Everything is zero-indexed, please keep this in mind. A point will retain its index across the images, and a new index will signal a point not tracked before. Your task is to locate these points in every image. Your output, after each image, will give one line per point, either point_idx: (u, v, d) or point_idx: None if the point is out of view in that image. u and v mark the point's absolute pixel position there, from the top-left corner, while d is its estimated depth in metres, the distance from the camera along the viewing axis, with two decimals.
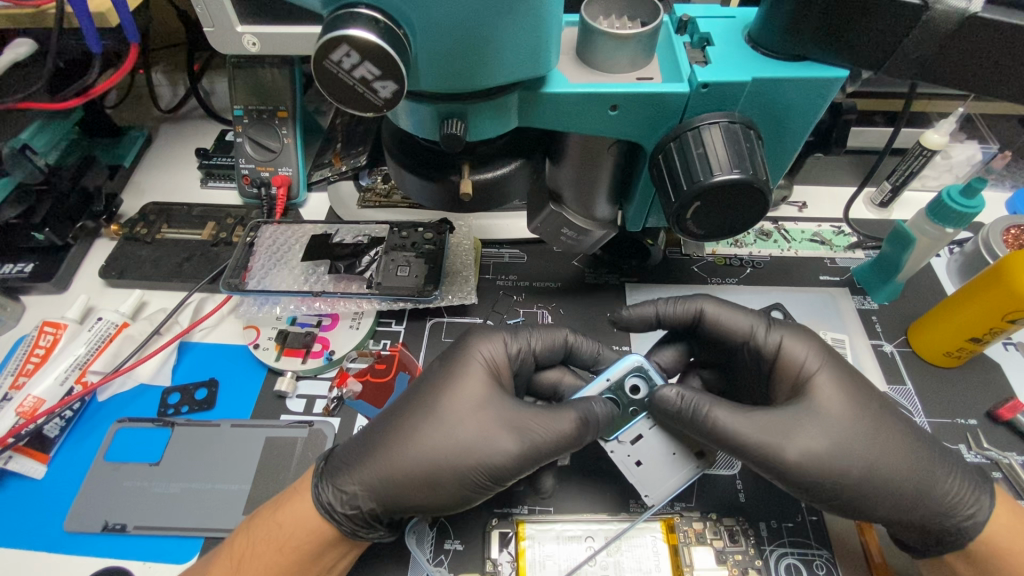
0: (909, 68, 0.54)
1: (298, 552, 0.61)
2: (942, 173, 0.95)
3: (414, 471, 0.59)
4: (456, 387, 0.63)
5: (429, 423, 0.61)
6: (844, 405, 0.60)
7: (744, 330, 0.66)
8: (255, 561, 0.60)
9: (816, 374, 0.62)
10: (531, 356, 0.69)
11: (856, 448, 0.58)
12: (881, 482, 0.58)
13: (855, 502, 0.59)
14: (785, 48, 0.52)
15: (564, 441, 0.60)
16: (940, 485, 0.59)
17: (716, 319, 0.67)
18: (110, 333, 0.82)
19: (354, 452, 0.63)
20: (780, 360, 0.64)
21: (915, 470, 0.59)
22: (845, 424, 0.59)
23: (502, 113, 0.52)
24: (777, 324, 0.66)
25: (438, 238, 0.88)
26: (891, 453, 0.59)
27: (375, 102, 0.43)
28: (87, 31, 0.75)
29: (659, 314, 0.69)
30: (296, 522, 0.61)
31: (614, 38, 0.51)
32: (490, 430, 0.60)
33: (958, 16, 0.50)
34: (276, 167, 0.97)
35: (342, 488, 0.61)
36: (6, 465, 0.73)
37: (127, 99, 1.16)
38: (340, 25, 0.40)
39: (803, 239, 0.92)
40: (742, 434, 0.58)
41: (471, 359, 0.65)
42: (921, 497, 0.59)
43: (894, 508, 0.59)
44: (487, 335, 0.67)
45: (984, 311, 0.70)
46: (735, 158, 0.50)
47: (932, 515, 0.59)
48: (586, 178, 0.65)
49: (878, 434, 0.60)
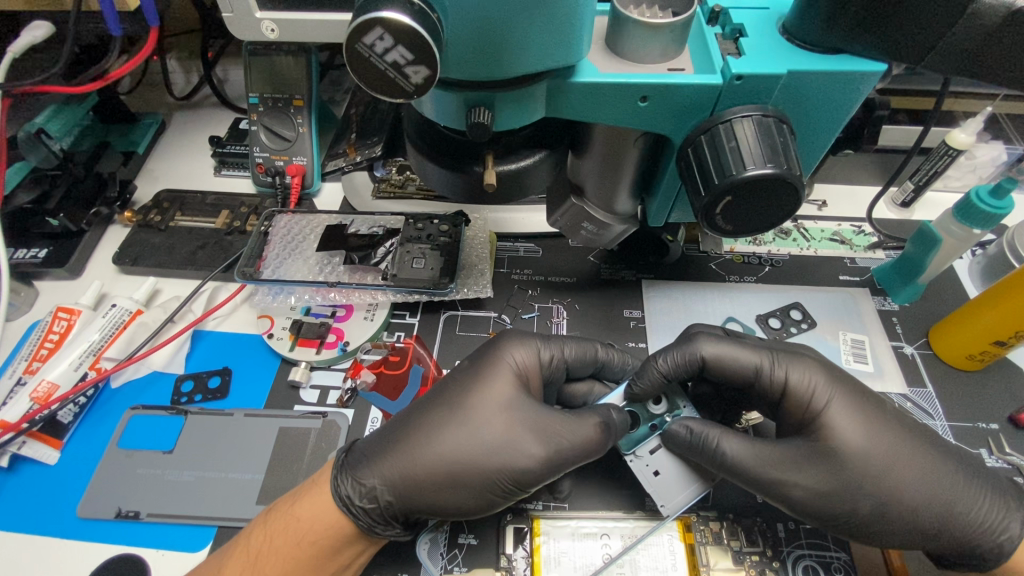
0: (948, 64, 0.52)
1: (316, 547, 0.60)
2: (966, 173, 0.93)
3: (437, 469, 0.59)
4: (482, 386, 0.62)
5: (455, 421, 0.61)
6: (857, 437, 0.59)
7: (749, 364, 0.63)
8: (272, 558, 0.60)
9: (827, 407, 0.60)
10: (563, 365, 0.68)
11: (873, 478, 0.58)
12: (897, 513, 0.58)
13: (879, 531, 0.58)
14: (820, 40, 0.51)
15: (592, 450, 0.60)
16: (970, 510, 0.58)
17: (719, 362, 0.64)
18: (124, 320, 0.81)
19: (375, 446, 0.62)
20: (789, 395, 0.62)
21: (937, 498, 0.58)
22: (861, 453, 0.58)
23: (531, 103, 0.51)
24: (781, 356, 0.63)
25: (453, 230, 0.86)
26: (908, 483, 0.58)
27: (406, 88, 0.42)
28: (106, 12, 0.74)
29: (666, 374, 0.63)
30: (314, 515, 0.61)
31: (646, 27, 0.49)
32: (518, 433, 0.60)
33: (1005, 9, 0.48)
34: (291, 156, 0.96)
35: (362, 482, 0.60)
36: (20, 451, 0.73)
37: (140, 85, 1.15)
38: (374, 7, 0.39)
39: (823, 239, 0.90)
40: (752, 467, 0.59)
41: (499, 360, 0.64)
42: (945, 528, 0.58)
43: (918, 534, 0.58)
44: (521, 340, 0.67)
45: (1009, 315, 0.69)
46: (769, 153, 0.49)
47: (963, 539, 0.58)
48: (610, 170, 0.64)
49: (894, 464, 0.58)
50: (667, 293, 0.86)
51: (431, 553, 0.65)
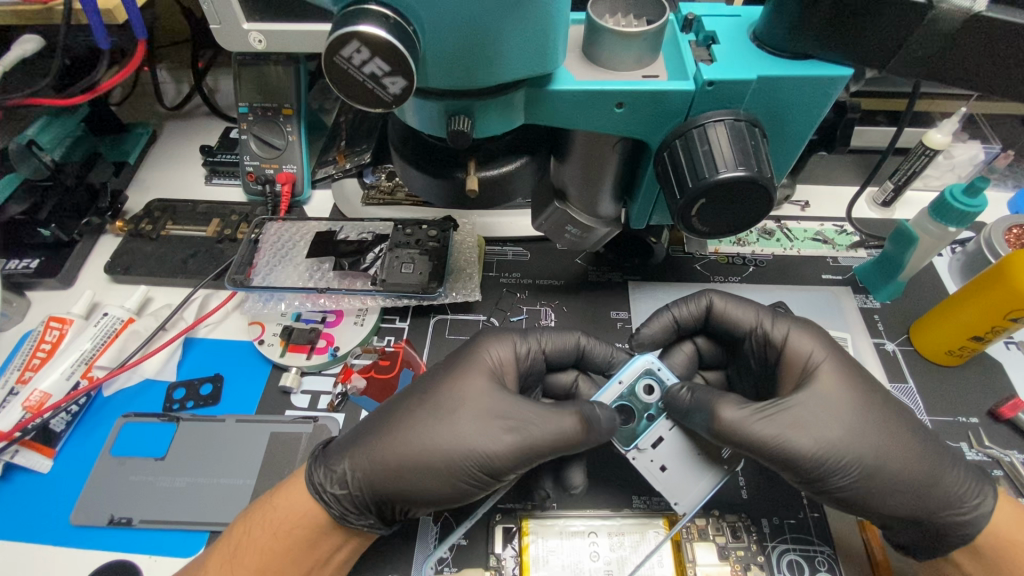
0: (913, 68, 0.54)
1: (291, 536, 0.61)
2: (945, 173, 0.95)
3: (405, 458, 0.60)
4: (456, 380, 0.64)
5: (428, 407, 0.62)
6: (849, 395, 0.61)
7: (751, 322, 0.69)
8: (251, 547, 0.61)
9: (822, 364, 0.63)
10: (541, 356, 0.70)
11: (862, 440, 0.59)
12: (890, 473, 0.59)
13: (859, 494, 0.59)
14: (789, 47, 0.52)
15: (565, 444, 0.59)
16: (947, 478, 0.60)
17: (723, 314, 0.70)
18: (116, 328, 0.82)
19: (351, 436, 0.64)
20: (786, 352, 0.66)
21: (924, 459, 0.60)
22: (846, 416, 0.60)
23: (511, 110, 0.52)
24: (782, 316, 0.68)
25: (442, 235, 0.88)
26: (898, 444, 0.59)
27: (385, 98, 0.44)
28: (95, 27, 0.75)
29: (675, 319, 0.71)
30: (289, 505, 0.62)
31: (620, 36, 0.51)
32: (487, 421, 0.60)
33: (963, 15, 0.49)
34: (281, 164, 0.98)
35: (335, 469, 0.62)
36: (13, 460, 0.73)
37: (132, 95, 1.17)
38: (352, 21, 0.40)
39: (806, 238, 0.92)
40: (751, 426, 0.58)
41: (477, 351, 0.66)
42: (931, 491, 0.59)
43: (896, 500, 0.59)
44: (497, 337, 0.68)
45: (985, 310, 0.71)
46: (741, 156, 0.50)
47: (936, 510, 0.59)
48: (592, 175, 0.65)
49: (886, 425, 0.60)
50: (653, 295, 0.87)
51: (420, 554, 0.67)
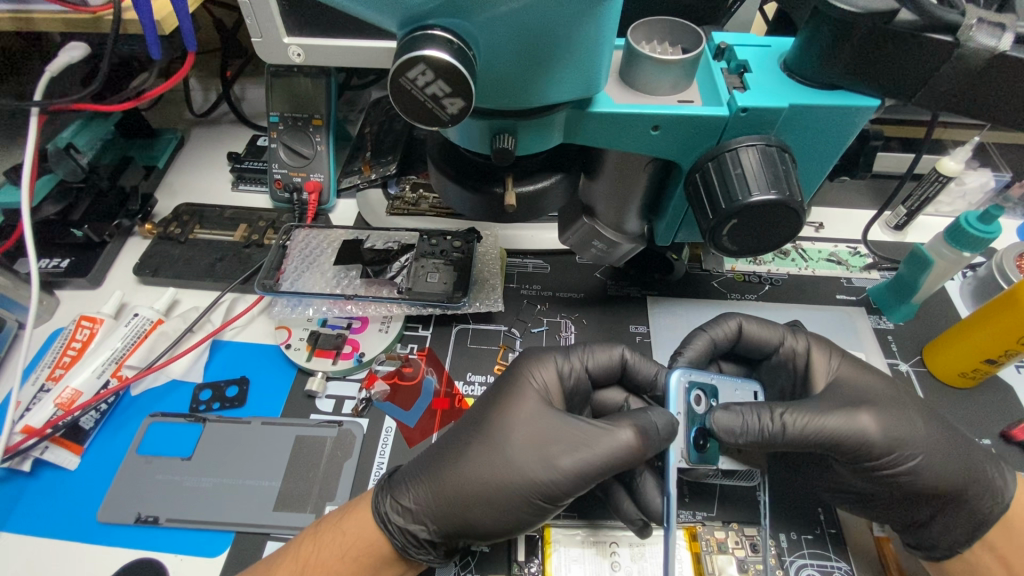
0: (937, 101, 0.56)
1: (358, 563, 0.63)
2: (956, 200, 0.98)
3: (467, 486, 0.61)
4: (509, 408, 0.64)
5: (482, 442, 0.63)
6: (872, 383, 0.66)
7: (778, 338, 0.71)
8: (319, 571, 0.62)
9: (842, 360, 0.69)
10: (585, 375, 0.72)
11: (902, 416, 0.63)
12: (936, 445, 0.62)
13: (919, 467, 0.62)
14: (818, 76, 0.55)
15: (621, 463, 0.59)
16: (977, 448, 0.64)
17: (753, 336, 0.72)
18: (146, 328, 0.84)
19: (415, 469, 0.66)
20: (811, 359, 0.69)
21: (956, 434, 0.64)
22: (887, 394, 0.65)
23: (551, 130, 0.54)
24: (802, 331, 0.72)
25: (466, 247, 0.90)
26: (929, 419, 0.64)
27: (442, 117, 0.46)
28: (150, 38, 0.76)
29: (713, 340, 0.71)
30: (357, 530, 0.64)
31: (659, 62, 0.53)
32: (542, 448, 0.61)
33: (988, 53, 0.50)
34: (309, 172, 1.00)
35: (399, 500, 0.64)
36: (42, 456, 0.75)
37: (161, 102, 1.20)
38: (418, 46, 0.42)
39: (821, 259, 0.94)
40: (803, 417, 0.61)
41: (521, 378, 0.68)
42: (971, 458, 0.63)
43: (953, 469, 0.62)
44: (539, 360, 0.70)
45: (999, 334, 0.72)
46: (772, 180, 0.53)
47: (982, 475, 0.63)
48: (621, 193, 0.67)
49: (915, 403, 0.65)
50: (671, 311, 0.89)
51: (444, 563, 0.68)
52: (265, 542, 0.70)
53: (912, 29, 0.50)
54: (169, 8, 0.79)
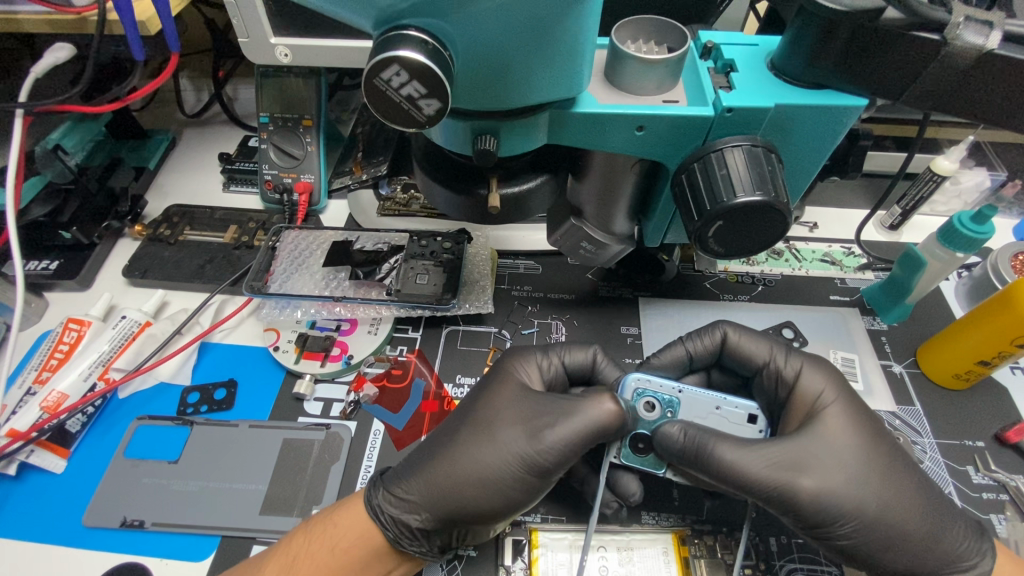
0: (924, 101, 0.55)
1: (348, 556, 0.62)
2: (951, 199, 0.97)
3: (458, 473, 0.61)
4: (493, 393, 0.66)
5: (468, 424, 0.64)
6: (850, 442, 0.61)
7: (764, 356, 0.70)
8: (309, 562, 0.61)
9: (828, 407, 0.64)
10: (563, 371, 0.71)
11: (864, 489, 0.59)
12: (890, 528, 0.58)
13: (857, 546, 0.58)
14: (805, 76, 0.54)
15: (605, 429, 0.60)
16: (948, 535, 0.59)
17: (738, 349, 0.71)
18: (133, 331, 0.83)
19: (411, 463, 0.65)
20: (798, 388, 0.67)
21: (926, 517, 0.59)
22: (860, 462, 0.60)
23: (534, 131, 0.54)
24: (796, 351, 0.69)
25: (456, 247, 0.89)
26: (901, 495, 0.60)
27: (419, 118, 0.45)
28: (132, 40, 0.76)
29: (688, 353, 0.72)
30: (348, 523, 0.63)
31: (643, 62, 0.53)
32: (524, 424, 0.62)
33: (975, 51, 0.50)
34: (299, 173, 0.99)
35: (394, 492, 0.63)
36: (28, 459, 0.74)
37: (153, 103, 1.19)
38: (391, 46, 0.42)
39: (814, 259, 0.93)
40: (750, 467, 0.58)
41: (503, 368, 0.69)
42: (930, 548, 0.59)
43: (901, 558, 0.58)
44: (521, 356, 0.70)
45: (992, 335, 0.72)
46: (758, 181, 0.52)
47: (938, 569, 0.59)
48: (609, 194, 0.67)
49: (890, 477, 0.60)
50: (662, 312, 0.88)
51: (431, 565, 0.67)
52: (252, 546, 0.70)
53: (898, 27, 0.49)
54: (151, 10, 0.78)
